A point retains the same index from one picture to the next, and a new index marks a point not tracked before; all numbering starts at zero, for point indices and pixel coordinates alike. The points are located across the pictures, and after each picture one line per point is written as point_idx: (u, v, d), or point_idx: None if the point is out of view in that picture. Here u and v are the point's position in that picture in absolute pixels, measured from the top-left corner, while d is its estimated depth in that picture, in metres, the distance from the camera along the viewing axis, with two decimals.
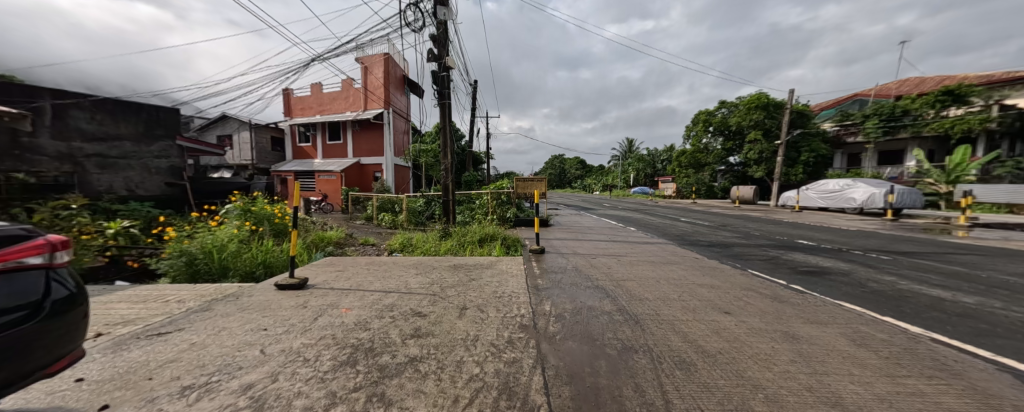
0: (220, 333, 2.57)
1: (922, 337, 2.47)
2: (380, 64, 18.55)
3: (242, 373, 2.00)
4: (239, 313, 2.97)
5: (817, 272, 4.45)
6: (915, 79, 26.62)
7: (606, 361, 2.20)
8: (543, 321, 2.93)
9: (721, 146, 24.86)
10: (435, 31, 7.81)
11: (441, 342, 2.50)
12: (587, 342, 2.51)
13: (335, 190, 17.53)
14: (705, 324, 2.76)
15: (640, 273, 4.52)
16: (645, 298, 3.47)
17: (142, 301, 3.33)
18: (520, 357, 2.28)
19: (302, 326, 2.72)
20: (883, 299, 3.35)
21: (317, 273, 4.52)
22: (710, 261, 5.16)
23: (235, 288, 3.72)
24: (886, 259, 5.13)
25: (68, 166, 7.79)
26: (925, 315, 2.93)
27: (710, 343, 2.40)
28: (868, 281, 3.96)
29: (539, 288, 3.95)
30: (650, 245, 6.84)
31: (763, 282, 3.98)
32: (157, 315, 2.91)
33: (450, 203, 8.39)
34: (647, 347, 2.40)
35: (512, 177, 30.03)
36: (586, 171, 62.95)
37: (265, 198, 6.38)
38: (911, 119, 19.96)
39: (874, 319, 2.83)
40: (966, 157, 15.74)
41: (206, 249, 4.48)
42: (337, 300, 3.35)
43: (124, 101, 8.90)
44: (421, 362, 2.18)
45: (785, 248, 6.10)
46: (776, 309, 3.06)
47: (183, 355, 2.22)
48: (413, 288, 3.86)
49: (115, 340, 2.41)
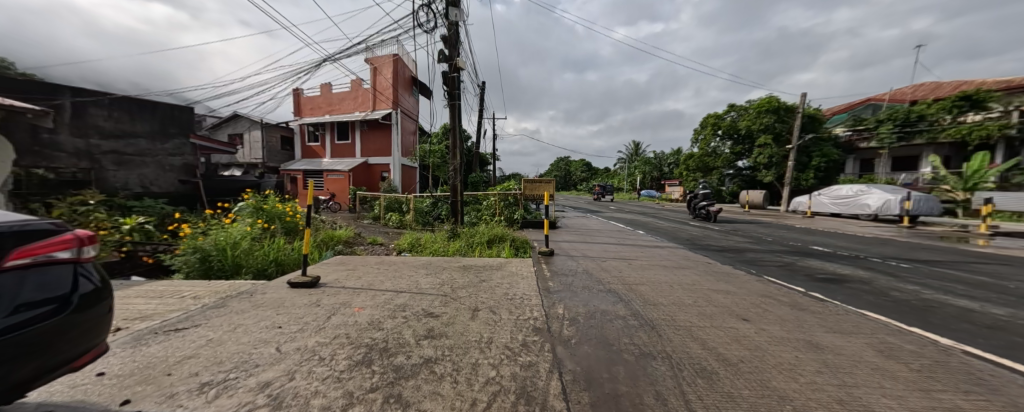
0: (235, 330, 2.56)
1: (953, 349, 2.39)
2: (389, 65, 18.65)
3: (258, 371, 2.00)
4: (254, 310, 2.98)
5: (835, 280, 4.30)
6: (930, 84, 26.13)
7: (624, 367, 2.17)
8: (557, 324, 2.89)
9: (729, 149, 24.57)
10: (447, 32, 7.81)
11: (456, 343, 2.48)
12: (603, 347, 2.47)
13: (342, 190, 18.02)
14: (725, 331, 2.70)
15: (652, 278, 4.43)
16: (659, 303, 3.41)
17: (157, 295, 3.26)
18: (536, 360, 2.26)
19: (315, 325, 2.71)
20: (907, 309, 3.25)
21: (328, 272, 4.50)
22: (724, 267, 5.05)
23: (248, 285, 3.68)
24: (905, 267, 4.97)
25: (85, 163, 7.94)
26: (955, 326, 2.84)
27: (731, 352, 2.36)
28: (890, 290, 3.83)
29: (550, 291, 3.89)
30: (661, 249, 6.75)
31: (780, 288, 3.88)
32: (173, 311, 2.87)
33: (459, 204, 8.47)
34: (666, 353, 2.36)
35: (488, 174, 29.25)
36: (592, 173, 62.64)
37: (276, 197, 6.39)
38: (927, 125, 19.30)
39: (900, 329, 2.74)
40: (984, 163, 15.50)
41: (220, 246, 4.51)
42: (349, 299, 3.34)
43: (141, 99, 9.06)
44: (437, 364, 2.16)
45: (801, 254, 5.96)
46: (796, 317, 2.98)
47: (200, 352, 2.21)
48: (425, 288, 3.84)
49: (133, 335, 2.41)
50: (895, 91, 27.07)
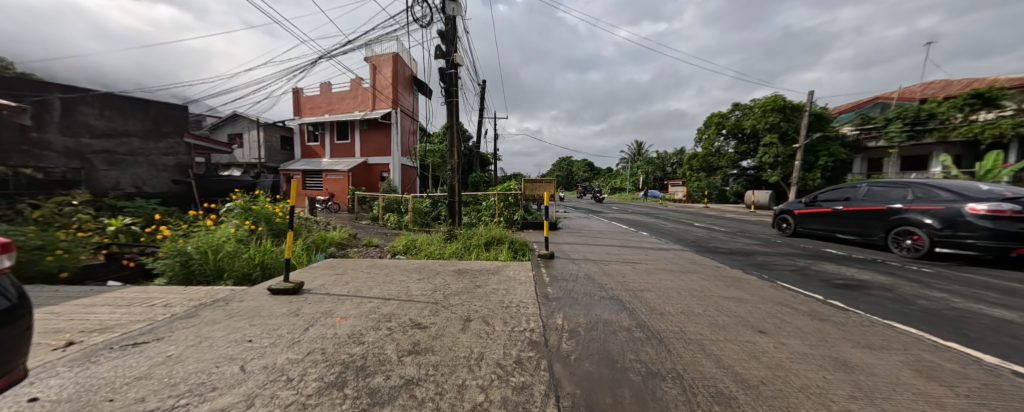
0: (200, 345, 2.32)
1: (1001, 369, 2.11)
2: (388, 63, 18.47)
3: (214, 395, 1.76)
4: (227, 320, 2.75)
5: (854, 286, 4.00)
6: (940, 82, 25.64)
7: (630, 390, 1.91)
8: (556, 337, 2.64)
9: (733, 149, 24.20)
10: (443, 27, 7.59)
11: (442, 360, 2.23)
12: (606, 365, 2.21)
13: (342, 190, 17.89)
14: (740, 346, 2.43)
15: (658, 283, 4.16)
16: (666, 312, 3.15)
17: (126, 304, 3.04)
18: (530, 381, 2.00)
19: (289, 338, 2.47)
20: (938, 320, 2.96)
21: (315, 276, 4.26)
22: (733, 271, 4.77)
23: (226, 292, 3.45)
24: (928, 272, 4.66)
25: (76, 162, 7.78)
26: (996, 340, 2.55)
27: (750, 371, 2.09)
28: (916, 298, 3.54)
29: (549, 298, 3.64)
30: (665, 252, 6.48)
31: (797, 296, 3.59)
32: (137, 322, 2.64)
33: (457, 204, 8.26)
34: (677, 373, 2.09)
35: (490, 175, 28.96)
36: (594, 173, 62.34)
37: (265, 198, 6.18)
38: (938, 124, 18.82)
39: (936, 344, 2.46)
40: (998, 162, 15.33)
41: (202, 249, 4.29)
42: (332, 308, 3.11)
43: (134, 97, 8.89)
44: (418, 386, 1.91)
45: (814, 258, 5.66)
46: (818, 329, 2.71)
47: (154, 371, 1.98)
48: (414, 295, 3.60)
49: (85, 351, 2.18)
50: (903, 89, 26.59)
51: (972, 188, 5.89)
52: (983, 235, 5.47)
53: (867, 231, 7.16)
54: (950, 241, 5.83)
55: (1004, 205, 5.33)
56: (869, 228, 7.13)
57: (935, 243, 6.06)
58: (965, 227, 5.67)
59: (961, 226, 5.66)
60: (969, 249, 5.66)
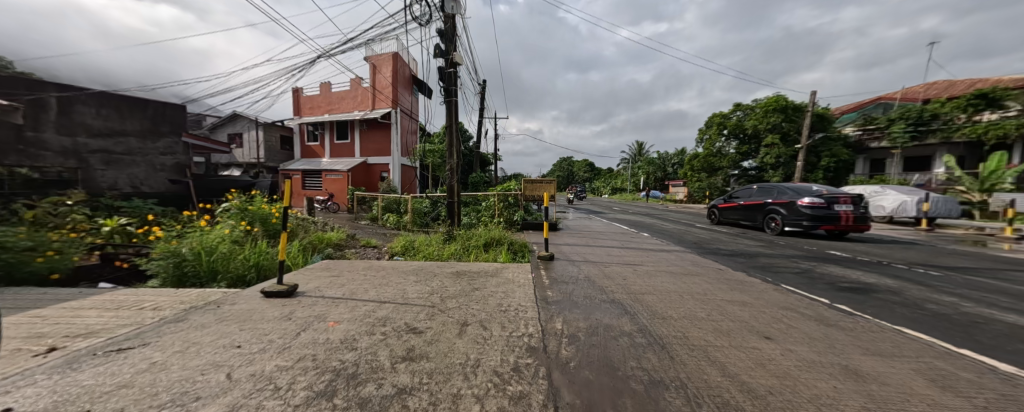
0: (187, 351, 2.25)
1: (1020, 379, 2.02)
2: (388, 63, 18.42)
3: (197, 405, 1.68)
4: (217, 325, 2.68)
5: (861, 289, 3.91)
6: (943, 82, 25.48)
7: (631, 400, 1.83)
8: (554, 342, 2.56)
9: (734, 149, 24.09)
10: (443, 26, 7.51)
11: (437, 368, 2.15)
12: (607, 373, 2.13)
13: (341, 190, 17.85)
14: (745, 352, 2.35)
15: (660, 286, 4.08)
16: (668, 316, 3.07)
17: (115, 307, 2.97)
18: (528, 391, 1.92)
19: (280, 344, 2.39)
20: (950, 326, 2.87)
21: (310, 278, 4.19)
22: (736, 273, 4.68)
23: (218, 295, 3.38)
24: (936, 275, 4.56)
25: (72, 162, 7.72)
26: (1010, 348, 2.46)
27: (757, 380, 2.00)
28: (925, 302, 3.45)
29: (548, 301, 3.56)
30: (667, 253, 6.40)
31: (802, 299, 3.51)
32: (124, 326, 2.57)
33: (456, 205, 8.20)
34: (680, 382, 2.01)
35: (490, 175, 28.83)
36: (595, 173, 62.22)
37: (262, 198, 6.12)
38: (940, 124, 18.75)
39: (949, 352, 2.37)
40: (1002, 164, 15.05)
41: (196, 250, 4.23)
42: (325, 312, 3.03)
43: (132, 96, 8.83)
44: (410, 396, 1.83)
45: (818, 260, 5.57)
46: (825, 335, 2.62)
47: (137, 379, 1.91)
48: (411, 298, 3.52)
49: (67, 357, 2.11)
50: (907, 89, 26.43)
51: (807, 189, 9.39)
52: (807, 217, 8.97)
53: (753, 218, 10.58)
54: (792, 222, 9.25)
55: (817, 199, 8.88)
56: (753, 216, 10.56)
57: (786, 224, 9.50)
58: (799, 213, 9.19)
59: (796, 212, 9.18)
60: (802, 227, 9.12)
